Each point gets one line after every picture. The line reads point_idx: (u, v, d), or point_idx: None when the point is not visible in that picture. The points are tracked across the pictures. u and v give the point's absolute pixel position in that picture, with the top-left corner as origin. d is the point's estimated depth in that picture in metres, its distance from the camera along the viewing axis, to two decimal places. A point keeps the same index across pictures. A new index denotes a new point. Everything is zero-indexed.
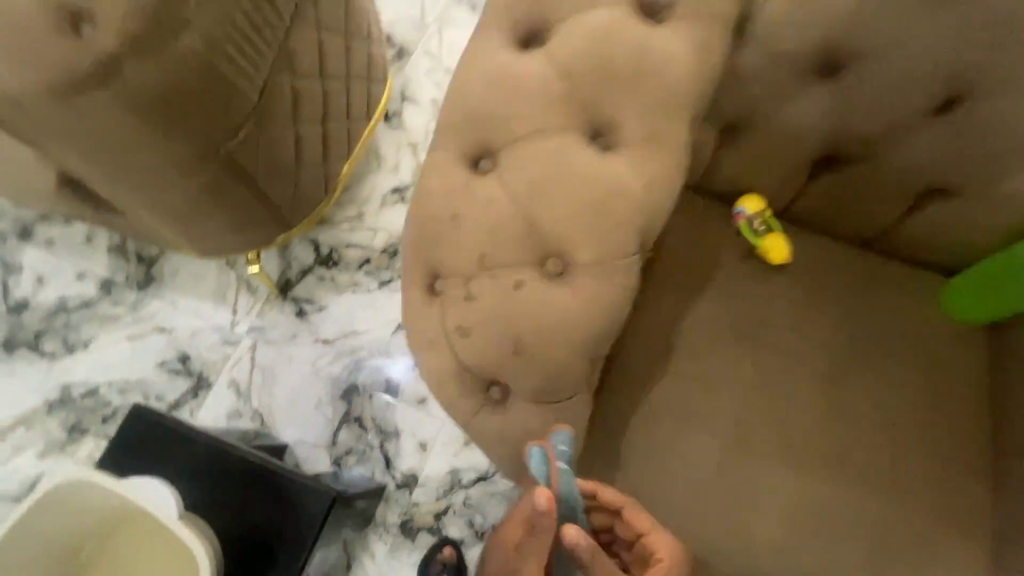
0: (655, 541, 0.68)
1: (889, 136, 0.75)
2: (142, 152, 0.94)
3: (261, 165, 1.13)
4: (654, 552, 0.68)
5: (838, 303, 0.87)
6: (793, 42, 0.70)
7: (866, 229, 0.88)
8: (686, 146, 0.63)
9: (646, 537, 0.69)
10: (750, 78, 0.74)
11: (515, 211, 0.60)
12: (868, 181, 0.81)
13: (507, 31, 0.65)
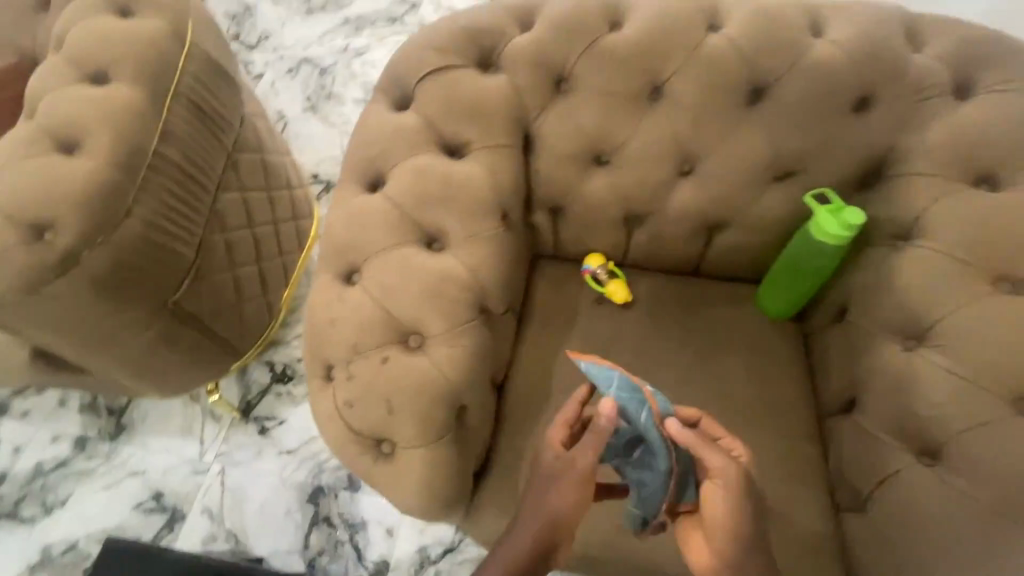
0: (730, 442, 0.78)
1: (662, 197, 0.99)
2: (98, 318, 1.14)
3: (206, 306, 1.34)
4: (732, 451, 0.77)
5: (680, 322, 1.06)
6: (569, 148, 0.97)
7: (686, 263, 1.08)
8: (497, 236, 0.87)
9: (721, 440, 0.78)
10: (550, 176, 0.99)
11: (377, 306, 0.81)
12: (666, 231, 1.03)
13: (358, 183, 0.91)
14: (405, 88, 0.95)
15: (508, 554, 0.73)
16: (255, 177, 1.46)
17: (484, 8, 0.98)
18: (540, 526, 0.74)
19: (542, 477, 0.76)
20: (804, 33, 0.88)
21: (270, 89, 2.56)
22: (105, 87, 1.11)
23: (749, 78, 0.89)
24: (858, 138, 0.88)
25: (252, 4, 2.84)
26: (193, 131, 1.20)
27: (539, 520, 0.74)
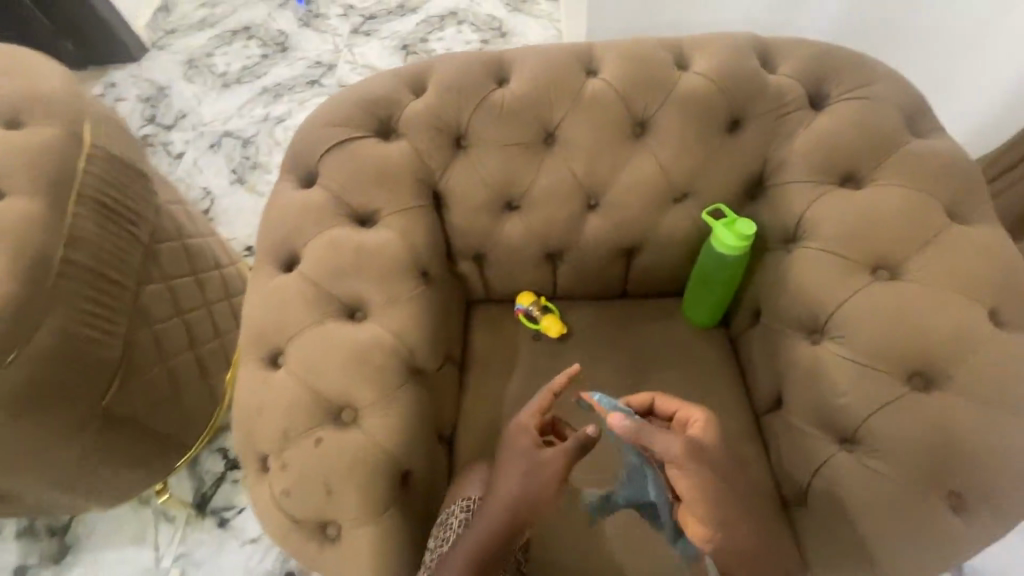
0: (684, 413, 0.80)
1: (574, 231, 1.04)
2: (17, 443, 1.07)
3: (139, 405, 1.29)
4: (687, 421, 0.79)
5: (616, 345, 1.09)
6: (478, 199, 1.00)
7: (611, 287, 1.13)
8: (417, 296, 0.89)
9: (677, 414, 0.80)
10: (465, 228, 1.02)
11: (303, 388, 0.81)
12: (585, 262, 1.07)
13: (273, 263, 0.91)
14: (309, 164, 0.97)
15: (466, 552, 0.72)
16: (179, 264, 1.43)
17: (378, 80, 1.03)
18: (506, 512, 0.73)
19: (511, 464, 0.76)
20: (671, 67, 0.96)
21: (193, 167, 2.53)
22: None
23: (631, 113, 0.96)
24: (737, 155, 0.96)
25: (166, 85, 2.83)
26: (103, 231, 1.18)
27: (501, 508, 0.73)
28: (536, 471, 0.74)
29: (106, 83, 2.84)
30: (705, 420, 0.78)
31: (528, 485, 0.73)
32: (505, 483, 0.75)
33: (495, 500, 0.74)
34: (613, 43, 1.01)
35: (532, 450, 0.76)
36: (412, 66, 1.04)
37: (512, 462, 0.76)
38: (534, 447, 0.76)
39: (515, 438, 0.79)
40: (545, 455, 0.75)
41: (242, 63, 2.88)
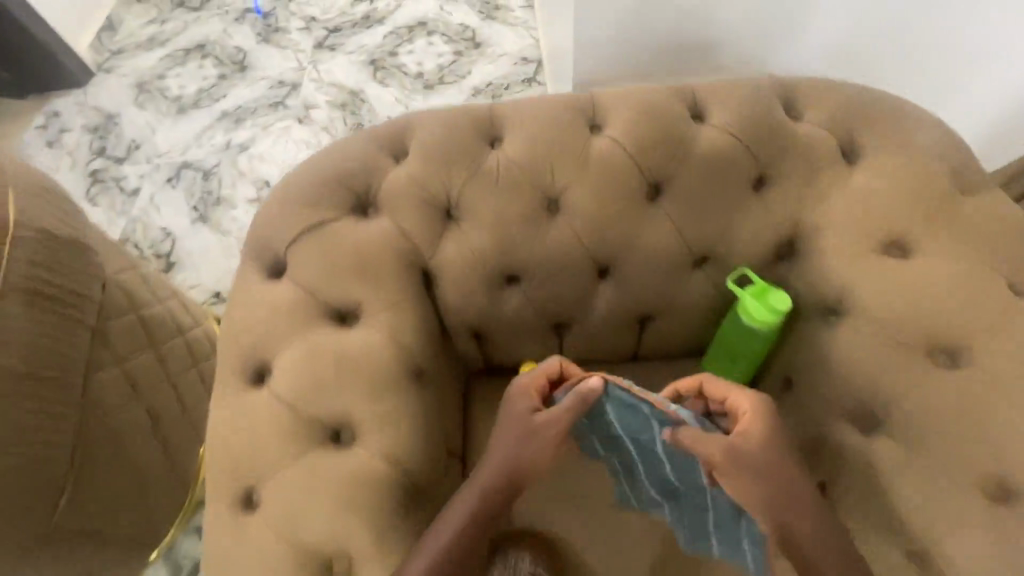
0: (736, 401, 0.74)
1: (584, 305, 0.92)
2: None
3: (96, 510, 1.17)
4: (738, 411, 0.73)
5: None
6: (474, 277, 0.87)
7: (625, 354, 1.00)
8: (412, 409, 0.76)
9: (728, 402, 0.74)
10: (461, 308, 0.89)
11: (283, 538, 0.69)
12: (595, 333, 0.95)
13: (239, 375, 0.77)
14: (275, 250, 0.83)
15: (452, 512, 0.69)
16: (135, 342, 1.28)
17: (350, 145, 0.89)
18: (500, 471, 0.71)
19: (509, 425, 0.72)
20: (687, 121, 0.85)
21: (150, 204, 2.33)
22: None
23: (645, 177, 0.85)
24: (766, 218, 0.85)
25: (114, 113, 2.58)
26: (42, 328, 1.02)
27: (496, 466, 0.71)
28: (535, 434, 0.71)
29: (48, 113, 2.58)
30: (755, 411, 0.73)
31: (516, 460, 0.70)
32: (497, 448, 0.72)
33: (485, 468, 0.71)
34: (619, 94, 0.89)
35: (526, 415, 0.72)
36: (390, 126, 0.90)
37: (506, 428, 0.72)
38: (534, 411, 0.72)
39: (509, 410, 0.73)
40: (539, 420, 0.71)
41: (198, 86, 2.65)
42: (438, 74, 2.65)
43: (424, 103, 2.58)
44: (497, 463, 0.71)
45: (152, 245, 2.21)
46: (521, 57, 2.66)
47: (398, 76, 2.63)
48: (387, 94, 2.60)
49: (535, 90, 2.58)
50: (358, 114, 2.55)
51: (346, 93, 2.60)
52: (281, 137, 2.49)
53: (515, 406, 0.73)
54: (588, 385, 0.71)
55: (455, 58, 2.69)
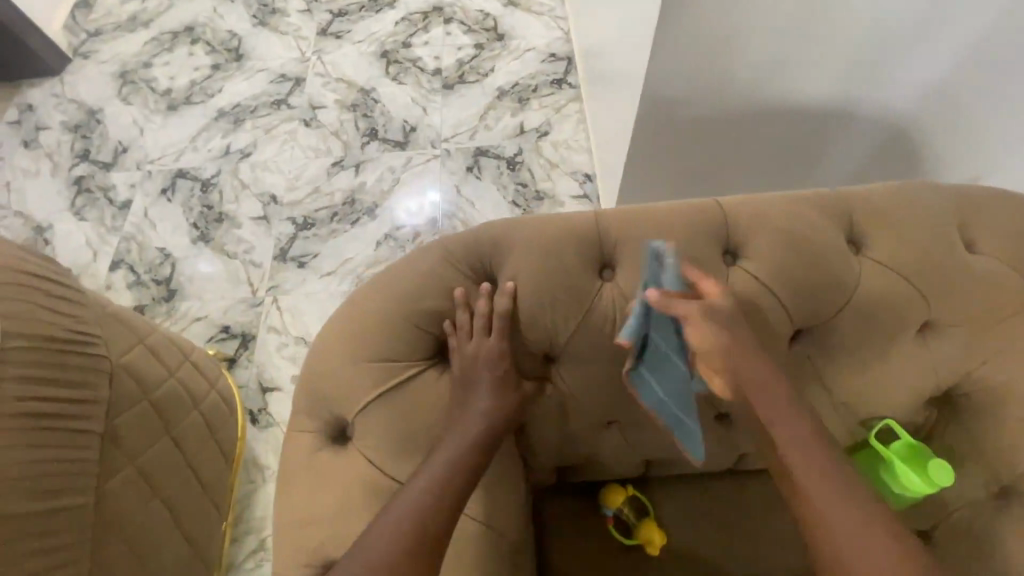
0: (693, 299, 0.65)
1: (688, 442, 0.81)
2: None
3: None
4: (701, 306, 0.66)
5: (731, 557, 0.89)
6: (569, 424, 0.76)
7: (716, 472, 0.93)
8: None
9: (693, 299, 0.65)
10: (550, 449, 0.78)
11: None
12: (691, 461, 0.86)
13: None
14: (338, 410, 0.68)
15: (439, 463, 0.62)
16: (148, 431, 1.12)
17: (426, 268, 0.72)
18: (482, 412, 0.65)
19: (478, 365, 0.67)
20: (845, 253, 0.70)
21: (144, 219, 2.00)
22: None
23: (791, 321, 0.70)
24: (930, 369, 0.71)
25: (96, 107, 2.20)
26: (38, 456, 0.86)
27: (479, 409, 0.65)
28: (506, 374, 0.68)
29: (19, 105, 2.21)
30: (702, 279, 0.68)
31: (493, 415, 0.65)
32: (474, 388, 0.67)
33: (467, 409, 0.66)
34: (760, 212, 0.72)
35: (494, 353, 0.67)
36: (474, 242, 0.73)
37: (477, 368, 0.67)
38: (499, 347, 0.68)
39: (471, 369, 0.67)
40: (503, 362, 0.67)
41: (189, 78, 2.26)
42: (457, 71, 2.25)
43: (444, 106, 2.18)
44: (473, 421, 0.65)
45: (150, 269, 1.91)
46: (551, 53, 2.28)
47: (413, 73, 2.24)
48: (400, 94, 2.20)
49: (568, 93, 2.19)
50: (370, 117, 2.16)
51: (356, 91, 2.21)
52: (287, 143, 2.12)
53: (475, 347, 0.68)
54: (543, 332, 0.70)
55: (475, 51, 2.29)
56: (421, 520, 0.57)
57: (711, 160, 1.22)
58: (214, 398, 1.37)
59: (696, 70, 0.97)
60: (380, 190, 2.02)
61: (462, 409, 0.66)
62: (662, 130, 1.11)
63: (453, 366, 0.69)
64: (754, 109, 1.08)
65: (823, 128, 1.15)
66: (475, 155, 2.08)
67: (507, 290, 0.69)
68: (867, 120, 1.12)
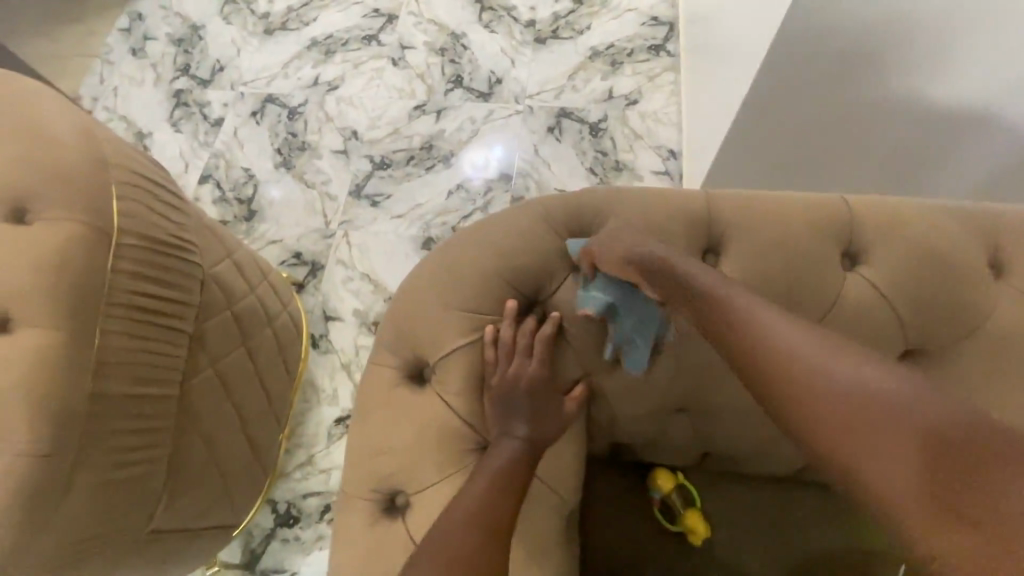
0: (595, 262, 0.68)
1: (756, 442, 0.79)
2: None
3: (188, 513, 1.14)
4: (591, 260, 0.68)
5: (775, 557, 0.88)
6: (640, 407, 0.75)
7: (775, 475, 0.90)
8: (558, 561, 0.68)
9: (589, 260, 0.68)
10: (615, 424, 0.78)
11: None
12: (755, 460, 0.84)
13: (369, 500, 0.68)
14: (420, 352, 0.70)
15: (484, 492, 0.61)
16: (228, 340, 1.20)
17: (523, 225, 0.71)
18: (529, 433, 0.65)
19: (522, 392, 0.66)
20: (984, 276, 0.64)
21: (233, 138, 2.08)
22: (10, 333, 0.85)
23: (905, 340, 0.65)
24: None
25: (200, 24, 2.27)
26: (140, 345, 0.94)
27: (524, 431, 0.65)
28: (548, 394, 0.68)
29: (132, 13, 2.31)
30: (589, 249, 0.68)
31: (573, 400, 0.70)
32: (517, 412, 0.66)
33: (510, 433, 0.65)
34: (891, 218, 0.66)
35: (540, 377, 0.67)
36: (574, 209, 0.71)
37: (518, 393, 0.66)
38: (542, 370, 0.67)
39: (513, 390, 0.66)
40: (547, 383, 0.67)
41: (287, 3, 2.28)
42: (551, 25, 2.16)
43: (533, 61, 2.11)
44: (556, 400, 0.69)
45: (234, 188, 2.00)
46: (652, 16, 2.14)
47: (507, 22, 2.17)
48: (490, 42, 2.15)
49: (664, 62, 2.07)
50: (457, 63, 2.12)
51: (446, 35, 2.17)
52: (373, 80, 2.13)
53: (518, 372, 0.66)
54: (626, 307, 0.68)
55: (573, 6, 2.19)
56: (515, 474, 0.63)
57: (812, 154, 1.09)
58: (285, 318, 1.45)
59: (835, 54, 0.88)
60: (459, 139, 2.01)
61: (503, 435, 0.65)
62: (776, 111, 1.01)
63: (492, 387, 0.67)
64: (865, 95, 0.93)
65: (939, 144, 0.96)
66: (558, 115, 2.02)
67: (553, 318, 0.69)
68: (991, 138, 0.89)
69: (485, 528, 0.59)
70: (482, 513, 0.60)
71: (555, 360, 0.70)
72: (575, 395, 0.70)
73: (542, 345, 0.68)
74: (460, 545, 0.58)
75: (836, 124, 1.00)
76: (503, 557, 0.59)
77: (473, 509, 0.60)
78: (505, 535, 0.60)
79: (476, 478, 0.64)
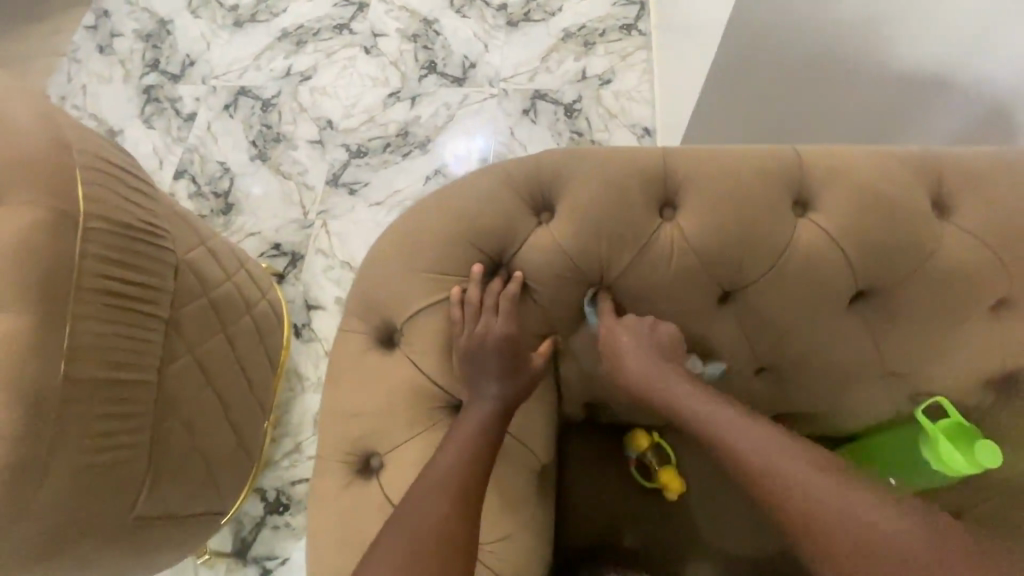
0: (555, 225, 0.69)
1: None
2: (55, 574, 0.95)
3: (172, 500, 1.14)
4: (550, 224, 0.70)
5: (747, 507, 0.91)
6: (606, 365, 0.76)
7: None
8: (530, 511, 0.70)
9: (548, 224, 0.70)
10: (585, 382, 0.79)
11: None
12: None
13: (344, 464, 0.69)
14: (389, 317, 0.71)
15: (455, 448, 0.63)
16: (206, 327, 1.20)
17: (484, 187, 0.72)
18: (499, 391, 0.67)
19: (489, 350, 0.67)
20: (928, 217, 0.66)
21: (207, 132, 2.06)
22: None
23: (856, 283, 0.67)
24: (993, 347, 0.68)
25: (168, 18, 2.24)
26: (112, 331, 0.94)
27: (493, 389, 0.66)
28: (517, 354, 0.68)
29: (97, 10, 2.27)
30: (549, 215, 0.71)
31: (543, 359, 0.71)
32: (486, 371, 0.67)
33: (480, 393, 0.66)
34: (839, 165, 0.68)
35: (508, 336, 0.67)
36: (535, 168, 0.72)
37: (487, 353, 0.67)
38: (510, 330, 0.68)
39: (480, 348, 0.67)
40: (514, 341, 0.68)
41: None
42: (523, 8, 2.16)
43: (506, 45, 2.11)
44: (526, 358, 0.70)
45: (210, 182, 1.99)
46: None
47: (479, 7, 2.16)
48: (463, 27, 2.14)
49: (636, 41, 2.08)
50: (430, 49, 2.12)
51: (418, 22, 2.16)
52: (346, 69, 2.11)
53: (484, 331, 0.67)
54: (588, 264, 0.69)
55: None
56: (486, 430, 0.64)
57: (784, 112, 1.12)
58: (264, 306, 1.45)
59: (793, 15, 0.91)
60: (434, 124, 2.01)
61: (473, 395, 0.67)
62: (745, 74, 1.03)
63: (459, 347, 0.68)
64: (824, 50, 0.96)
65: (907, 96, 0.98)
66: (532, 97, 2.03)
67: (517, 277, 0.69)
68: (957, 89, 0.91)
69: (455, 482, 0.61)
70: (452, 467, 0.61)
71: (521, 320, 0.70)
72: (541, 352, 0.71)
73: (507, 304, 0.68)
74: (430, 499, 0.60)
75: (804, 80, 1.03)
76: (473, 509, 0.60)
77: (444, 462, 0.62)
78: (475, 490, 0.61)
79: (447, 436, 0.65)
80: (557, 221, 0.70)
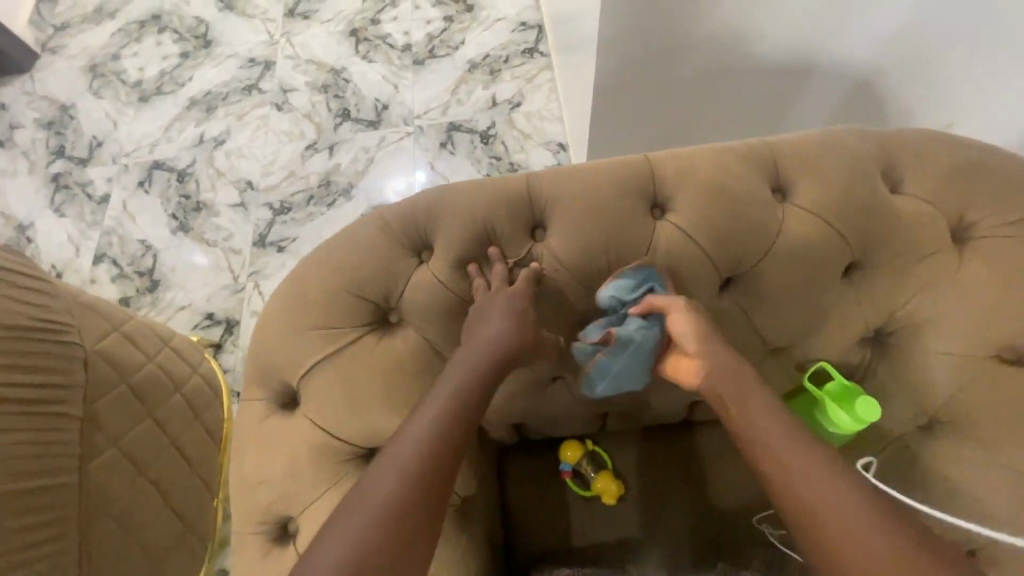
0: (432, 261, 0.72)
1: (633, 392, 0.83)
2: None
3: None
4: (430, 258, 0.73)
5: (687, 495, 0.91)
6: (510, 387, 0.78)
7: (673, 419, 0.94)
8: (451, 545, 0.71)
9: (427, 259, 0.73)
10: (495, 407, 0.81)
11: None
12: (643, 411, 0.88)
13: (259, 533, 0.68)
14: (285, 378, 0.72)
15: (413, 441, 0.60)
16: (130, 417, 1.15)
17: (361, 237, 0.73)
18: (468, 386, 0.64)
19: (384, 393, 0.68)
20: (769, 202, 0.72)
21: (123, 212, 2.01)
22: None
23: (718, 272, 0.72)
24: (853, 310, 0.73)
25: (68, 103, 2.18)
26: (13, 440, 0.90)
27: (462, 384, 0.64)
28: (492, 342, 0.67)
29: None
30: (430, 250, 0.74)
31: (487, 369, 0.66)
32: (461, 365, 0.66)
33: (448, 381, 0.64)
34: (687, 167, 0.73)
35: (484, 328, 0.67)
36: (407, 211, 0.74)
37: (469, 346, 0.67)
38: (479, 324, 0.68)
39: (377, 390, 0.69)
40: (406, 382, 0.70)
41: (159, 67, 2.23)
42: (427, 46, 2.22)
43: (416, 83, 2.16)
44: (465, 371, 0.65)
45: (131, 262, 1.93)
46: (521, 22, 2.24)
47: (383, 50, 2.21)
48: (371, 72, 2.18)
49: (539, 63, 2.17)
50: (341, 97, 2.14)
51: (326, 72, 2.18)
52: (260, 128, 2.11)
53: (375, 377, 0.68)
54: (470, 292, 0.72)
55: (445, 24, 2.25)
56: (440, 456, 0.59)
57: (667, 118, 1.18)
58: (196, 382, 1.37)
59: (651, 39, 0.98)
60: (355, 170, 2.02)
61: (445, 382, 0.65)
62: None
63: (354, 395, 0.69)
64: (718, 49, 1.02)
65: (787, 85, 1.09)
66: (448, 130, 2.08)
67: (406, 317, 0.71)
68: (825, 76, 1.05)
69: (408, 480, 0.57)
70: (401, 512, 0.55)
71: (412, 360, 0.71)
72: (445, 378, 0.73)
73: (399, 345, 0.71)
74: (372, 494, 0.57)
75: (687, 88, 1.11)
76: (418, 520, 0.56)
77: (386, 502, 0.56)
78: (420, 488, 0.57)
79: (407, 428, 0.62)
80: (435, 257, 0.72)
